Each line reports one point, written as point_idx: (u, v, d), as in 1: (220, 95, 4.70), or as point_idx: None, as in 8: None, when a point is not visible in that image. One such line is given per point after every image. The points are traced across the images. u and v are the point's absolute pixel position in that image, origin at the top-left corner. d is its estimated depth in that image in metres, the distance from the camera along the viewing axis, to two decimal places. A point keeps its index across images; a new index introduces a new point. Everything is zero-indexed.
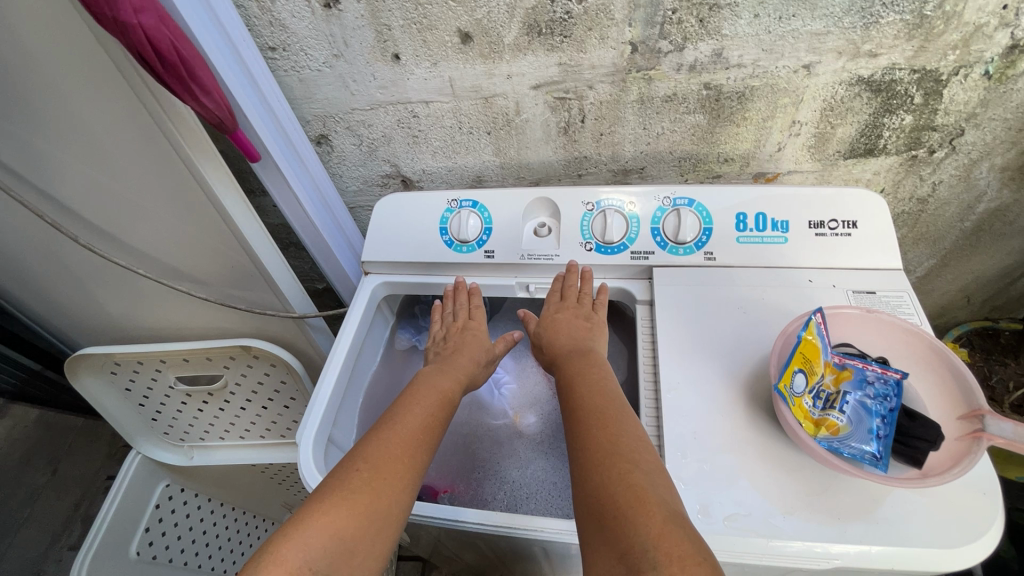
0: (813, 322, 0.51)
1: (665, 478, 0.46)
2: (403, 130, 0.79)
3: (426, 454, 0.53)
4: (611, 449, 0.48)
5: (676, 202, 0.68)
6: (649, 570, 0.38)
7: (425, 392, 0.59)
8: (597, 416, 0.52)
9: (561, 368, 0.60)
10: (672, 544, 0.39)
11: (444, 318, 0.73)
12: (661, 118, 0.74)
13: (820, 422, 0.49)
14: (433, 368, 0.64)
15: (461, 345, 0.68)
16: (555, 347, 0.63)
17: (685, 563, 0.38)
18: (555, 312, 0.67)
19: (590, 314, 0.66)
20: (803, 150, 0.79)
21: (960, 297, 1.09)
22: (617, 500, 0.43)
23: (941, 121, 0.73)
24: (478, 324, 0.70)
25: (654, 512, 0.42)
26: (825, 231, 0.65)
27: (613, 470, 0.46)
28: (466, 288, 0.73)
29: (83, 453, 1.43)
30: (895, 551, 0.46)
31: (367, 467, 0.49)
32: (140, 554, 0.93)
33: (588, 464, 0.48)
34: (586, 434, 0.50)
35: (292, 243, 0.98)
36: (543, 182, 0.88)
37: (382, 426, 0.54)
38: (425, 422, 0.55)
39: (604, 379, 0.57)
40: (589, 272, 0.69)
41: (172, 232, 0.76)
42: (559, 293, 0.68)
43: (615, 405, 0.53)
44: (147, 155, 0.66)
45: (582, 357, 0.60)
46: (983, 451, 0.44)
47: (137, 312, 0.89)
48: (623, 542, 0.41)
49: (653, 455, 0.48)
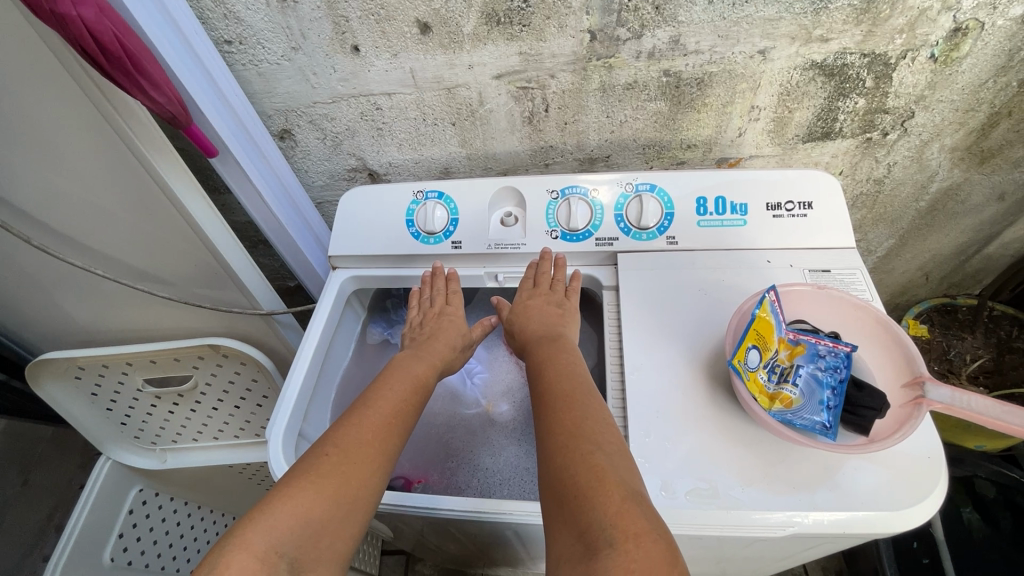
0: (766, 299, 0.52)
1: (628, 460, 0.47)
2: (367, 123, 0.79)
3: (398, 440, 0.54)
4: (574, 432, 0.49)
5: (638, 188, 0.70)
6: (605, 548, 0.39)
7: (399, 377, 0.59)
8: (564, 399, 0.52)
9: (532, 353, 0.61)
10: (630, 522, 0.41)
11: (421, 304, 0.72)
12: (623, 106, 0.75)
13: (775, 396, 0.50)
14: (409, 353, 0.64)
15: (437, 331, 0.68)
16: (527, 333, 0.64)
17: (640, 539, 0.39)
18: (528, 298, 0.67)
19: (562, 301, 0.66)
20: (763, 135, 0.81)
21: (920, 275, 1.13)
22: (578, 480, 0.44)
23: (893, 103, 0.75)
24: (455, 310, 0.70)
25: (614, 492, 0.43)
26: (782, 212, 0.67)
27: (576, 451, 0.47)
28: (443, 274, 0.73)
29: (55, 462, 1.40)
30: (843, 516, 0.48)
31: (336, 452, 0.49)
32: (115, 561, 0.91)
33: (554, 445, 0.48)
34: (552, 417, 0.51)
35: (260, 240, 0.97)
36: (510, 172, 0.88)
37: (352, 412, 0.54)
38: (398, 406, 0.56)
39: (573, 364, 0.57)
40: (562, 259, 0.69)
41: (131, 232, 0.75)
42: (533, 279, 0.69)
43: (582, 388, 0.54)
44: (98, 151, 0.64)
45: (552, 342, 0.61)
46: (923, 415, 0.47)
47: (101, 315, 0.87)
48: (582, 520, 0.42)
49: (616, 436, 0.49)
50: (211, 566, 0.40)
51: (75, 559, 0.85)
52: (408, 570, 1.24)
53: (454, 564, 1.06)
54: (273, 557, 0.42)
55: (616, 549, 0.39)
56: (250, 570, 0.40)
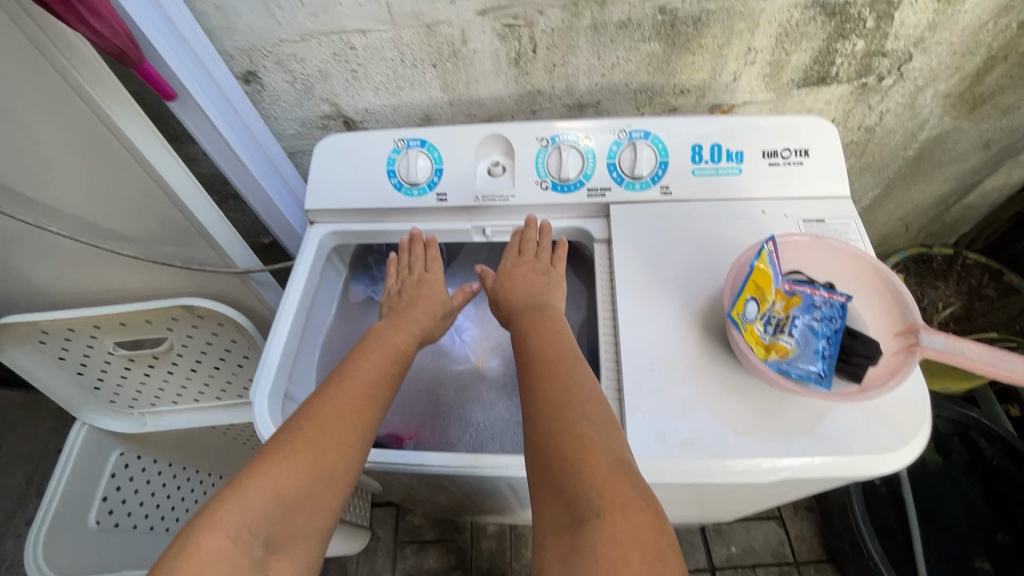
0: (765, 250, 0.51)
1: (614, 426, 0.47)
2: (340, 65, 0.72)
3: (377, 411, 0.53)
4: (562, 401, 0.48)
5: (631, 135, 0.66)
6: (592, 518, 0.40)
7: (375, 347, 0.58)
8: (548, 367, 0.52)
9: (516, 322, 0.60)
10: (617, 492, 0.41)
11: (399, 271, 0.70)
12: (615, 46, 0.71)
13: (771, 346, 0.50)
14: (387, 322, 0.63)
15: (417, 299, 0.66)
16: (511, 303, 0.63)
17: (628, 508, 0.40)
18: (512, 267, 0.66)
19: (547, 270, 0.65)
20: (758, 80, 0.78)
21: (900, 225, 1.15)
22: (565, 452, 0.44)
23: (891, 46, 0.73)
24: (435, 276, 0.68)
25: (600, 462, 0.43)
26: (779, 160, 0.65)
27: (562, 422, 0.46)
28: (421, 239, 0.70)
29: (27, 429, 1.36)
30: (831, 460, 0.49)
31: (310, 427, 0.48)
32: (101, 523, 0.90)
33: (539, 415, 0.48)
34: (537, 386, 0.51)
35: (230, 195, 0.91)
36: (495, 119, 0.84)
37: (328, 386, 0.53)
38: (374, 378, 0.55)
39: (559, 332, 0.57)
40: (547, 225, 0.67)
41: (85, 191, 0.68)
42: (517, 247, 0.67)
43: (565, 356, 0.53)
44: (39, 97, 0.58)
45: (537, 311, 0.60)
46: (915, 363, 0.47)
47: (63, 281, 0.81)
48: (569, 491, 0.42)
49: (601, 405, 0.49)
50: (184, 547, 0.40)
51: (59, 525, 0.83)
52: (399, 520, 1.27)
53: (445, 513, 1.09)
54: (246, 536, 0.41)
55: (604, 519, 0.40)
56: (224, 551, 0.40)
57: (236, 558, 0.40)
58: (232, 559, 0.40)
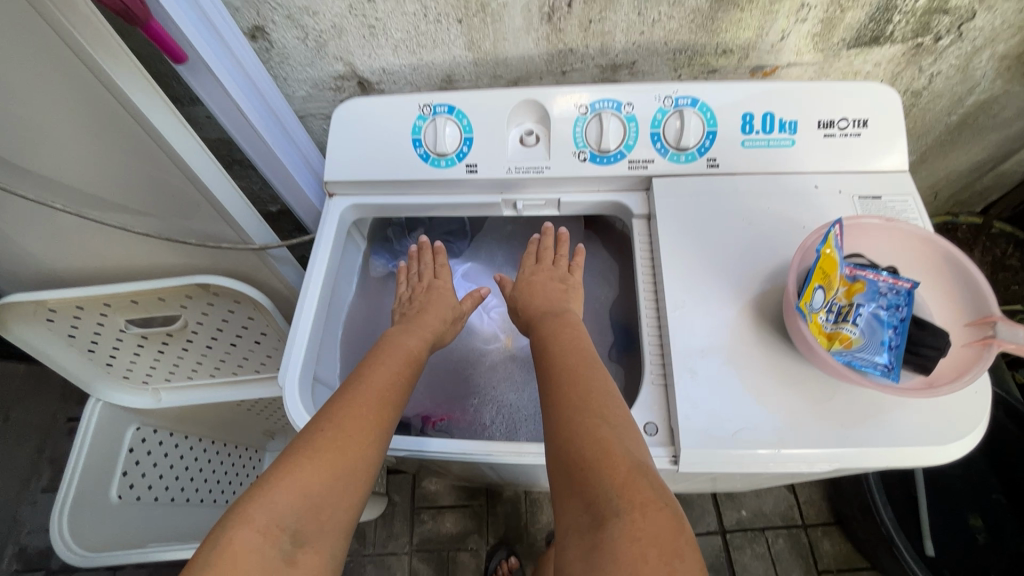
0: (832, 234, 0.47)
1: (633, 430, 0.46)
2: (357, 20, 0.66)
3: (394, 410, 0.51)
4: (581, 404, 0.47)
5: (677, 102, 0.62)
6: (612, 517, 0.39)
7: (389, 351, 0.56)
8: (567, 373, 0.51)
9: (536, 328, 0.58)
10: (637, 491, 0.40)
11: (409, 278, 0.70)
12: (658, 1, 0.65)
13: (834, 336, 0.48)
14: (399, 328, 0.61)
15: (427, 304, 0.65)
16: (532, 309, 0.61)
17: (646, 508, 0.39)
18: (531, 275, 0.65)
19: (565, 277, 0.64)
20: (807, 39, 0.72)
21: (929, 193, 1.11)
22: (584, 454, 0.43)
23: (955, 2, 0.67)
24: (443, 283, 0.68)
25: (619, 464, 0.42)
26: (835, 131, 0.61)
27: (580, 425, 0.45)
28: (430, 247, 0.71)
29: (35, 399, 1.33)
30: (883, 452, 0.48)
31: (331, 426, 0.46)
32: (123, 498, 0.90)
33: (560, 419, 0.47)
34: (557, 392, 0.49)
35: (236, 161, 0.86)
36: (522, 81, 0.78)
37: (345, 386, 0.51)
38: (391, 378, 0.53)
39: (579, 338, 0.55)
40: (565, 235, 0.68)
41: (85, 163, 0.63)
42: (535, 254, 0.67)
43: (586, 361, 0.52)
44: (31, 57, 0.52)
45: (556, 318, 0.58)
46: (993, 356, 0.45)
47: (67, 257, 0.77)
48: (590, 491, 0.41)
49: (621, 409, 0.47)
50: (213, 545, 0.38)
51: (81, 502, 0.82)
52: (415, 487, 1.28)
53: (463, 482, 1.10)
54: (274, 531, 0.40)
55: (622, 518, 0.38)
56: (253, 545, 0.38)
57: (265, 552, 0.39)
58: (261, 553, 0.38)
